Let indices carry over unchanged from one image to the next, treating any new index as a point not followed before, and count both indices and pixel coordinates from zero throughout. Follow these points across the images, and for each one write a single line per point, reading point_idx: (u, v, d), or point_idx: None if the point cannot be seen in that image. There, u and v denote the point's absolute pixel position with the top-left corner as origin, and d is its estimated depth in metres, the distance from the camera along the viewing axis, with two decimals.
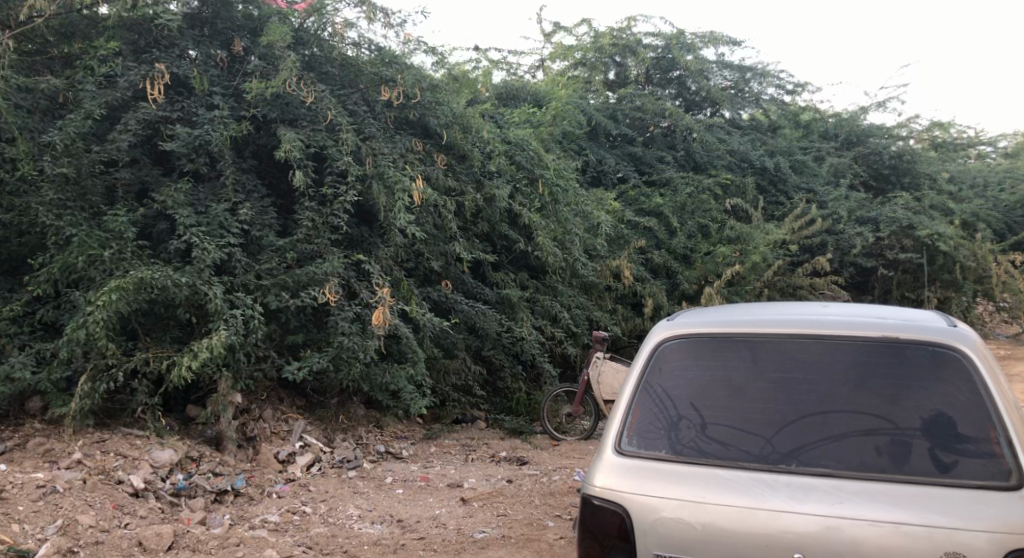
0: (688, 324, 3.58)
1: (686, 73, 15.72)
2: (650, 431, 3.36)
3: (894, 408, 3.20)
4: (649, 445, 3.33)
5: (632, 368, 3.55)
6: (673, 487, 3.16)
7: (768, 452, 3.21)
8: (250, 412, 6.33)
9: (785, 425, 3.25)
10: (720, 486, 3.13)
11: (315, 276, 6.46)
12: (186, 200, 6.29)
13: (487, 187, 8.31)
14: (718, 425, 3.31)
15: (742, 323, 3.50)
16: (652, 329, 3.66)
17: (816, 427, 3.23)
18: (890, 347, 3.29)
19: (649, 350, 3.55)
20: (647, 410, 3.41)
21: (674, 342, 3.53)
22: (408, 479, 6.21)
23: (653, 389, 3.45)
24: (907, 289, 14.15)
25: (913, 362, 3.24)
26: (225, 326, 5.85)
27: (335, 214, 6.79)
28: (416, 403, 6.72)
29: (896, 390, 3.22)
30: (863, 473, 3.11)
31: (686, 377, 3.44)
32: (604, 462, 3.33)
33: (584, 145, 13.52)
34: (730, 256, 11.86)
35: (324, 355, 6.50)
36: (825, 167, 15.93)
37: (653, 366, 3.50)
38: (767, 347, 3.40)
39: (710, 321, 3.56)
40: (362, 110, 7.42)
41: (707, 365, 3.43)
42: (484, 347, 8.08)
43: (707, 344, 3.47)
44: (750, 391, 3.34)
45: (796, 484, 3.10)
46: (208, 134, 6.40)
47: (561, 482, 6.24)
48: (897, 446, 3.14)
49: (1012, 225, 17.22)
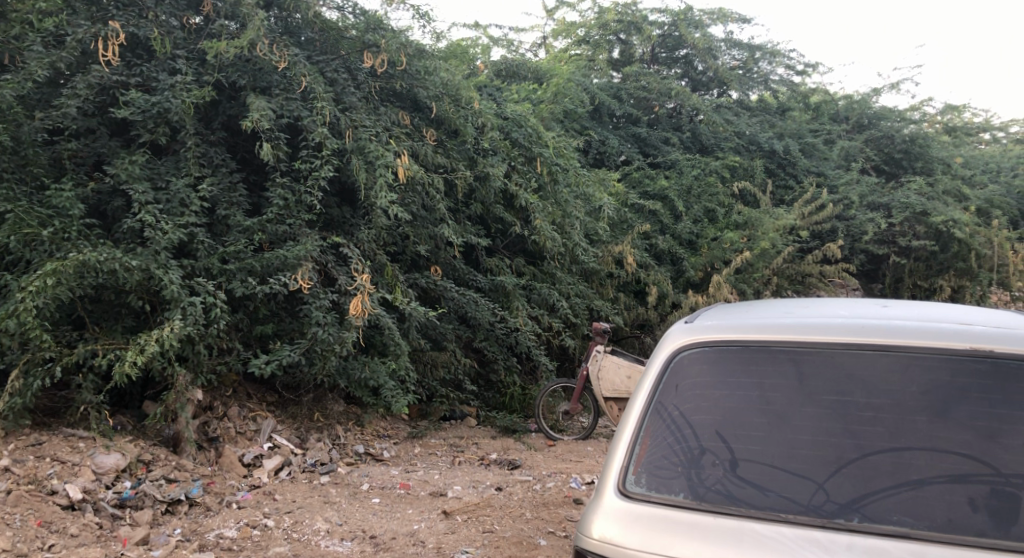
0: (711, 329, 2.99)
1: (694, 52, 15.03)
2: (666, 469, 2.77)
3: (990, 447, 2.60)
4: (662, 486, 2.74)
5: (642, 385, 2.96)
6: (700, 545, 2.58)
7: (822, 501, 2.62)
8: (213, 410, 5.78)
9: (842, 465, 2.66)
10: (756, 544, 2.56)
11: (286, 261, 5.83)
12: (144, 173, 5.66)
13: (481, 165, 7.69)
14: (757, 464, 2.71)
15: (780, 329, 2.91)
16: (665, 335, 3.07)
17: (880, 469, 2.64)
18: (979, 365, 2.69)
19: (663, 363, 2.97)
20: (661, 441, 2.83)
21: (695, 351, 2.94)
22: (387, 486, 5.60)
23: (669, 411, 2.86)
24: (920, 277, 13.49)
25: (1010, 385, 2.65)
26: (182, 316, 5.23)
27: (309, 191, 6.14)
28: (397, 401, 6.11)
29: (990, 422, 2.62)
30: (949, 532, 2.52)
31: (713, 397, 2.84)
32: (605, 507, 2.75)
33: (586, 125, 12.86)
34: (738, 242, 11.27)
35: (296, 348, 5.90)
36: (836, 151, 15.28)
37: (668, 383, 2.92)
38: (816, 361, 2.80)
39: (738, 326, 2.97)
40: (342, 79, 6.79)
41: (741, 383, 2.83)
42: (475, 338, 7.51)
43: (737, 354, 2.88)
44: (797, 419, 2.74)
45: (861, 547, 2.52)
46: (168, 101, 5.74)
47: (555, 490, 5.64)
48: (996, 498, 2.55)
49: None
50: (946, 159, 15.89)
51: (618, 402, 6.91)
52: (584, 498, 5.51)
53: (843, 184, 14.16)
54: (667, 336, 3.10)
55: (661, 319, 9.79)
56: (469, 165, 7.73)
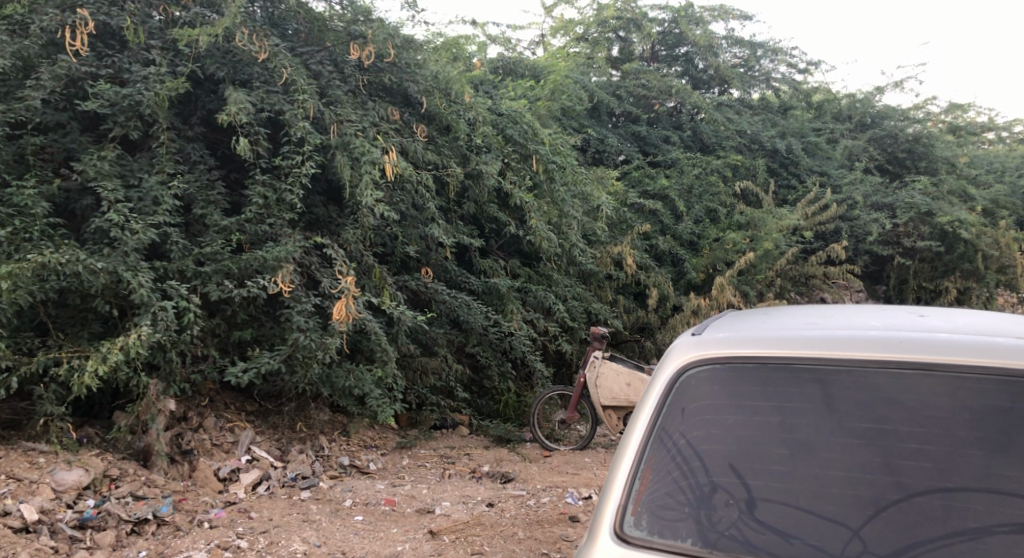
0: (721, 343, 2.73)
1: (694, 49, 14.70)
2: (671, 509, 2.54)
3: None
4: (668, 529, 2.52)
5: (643, 408, 2.72)
6: None
7: (857, 550, 2.39)
8: (187, 421, 5.48)
9: (880, 506, 2.42)
10: None
11: (266, 263, 5.50)
12: (115, 170, 5.34)
13: (474, 162, 7.37)
14: (781, 504, 2.48)
15: (800, 344, 2.66)
16: (672, 348, 2.82)
17: (928, 512, 2.40)
18: None
19: (669, 382, 2.71)
20: (666, 473, 2.59)
21: (703, 368, 2.70)
22: (370, 502, 5.27)
23: (676, 437, 2.62)
24: (925, 279, 13.15)
25: None
26: (151, 322, 4.91)
27: (289, 189, 5.81)
28: (383, 411, 5.79)
29: None
30: None
31: (728, 425, 2.59)
32: (600, 552, 2.53)
33: (585, 123, 12.52)
34: (741, 244, 10.96)
35: (276, 355, 5.57)
36: (840, 150, 14.96)
37: (673, 405, 2.67)
38: (846, 384, 2.56)
39: (750, 339, 2.72)
40: (326, 72, 6.46)
41: (761, 409, 2.59)
42: (468, 343, 7.17)
43: (752, 372, 2.64)
44: (824, 452, 2.51)
45: None
46: (139, 94, 5.42)
47: (550, 506, 5.32)
48: None
49: None
50: (951, 158, 15.56)
51: (617, 410, 6.62)
52: (580, 515, 5.18)
53: (847, 183, 13.84)
54: (671, 348, 2.84)
55: (661, 323, 9.47)
56: (461, 163, 7.41)
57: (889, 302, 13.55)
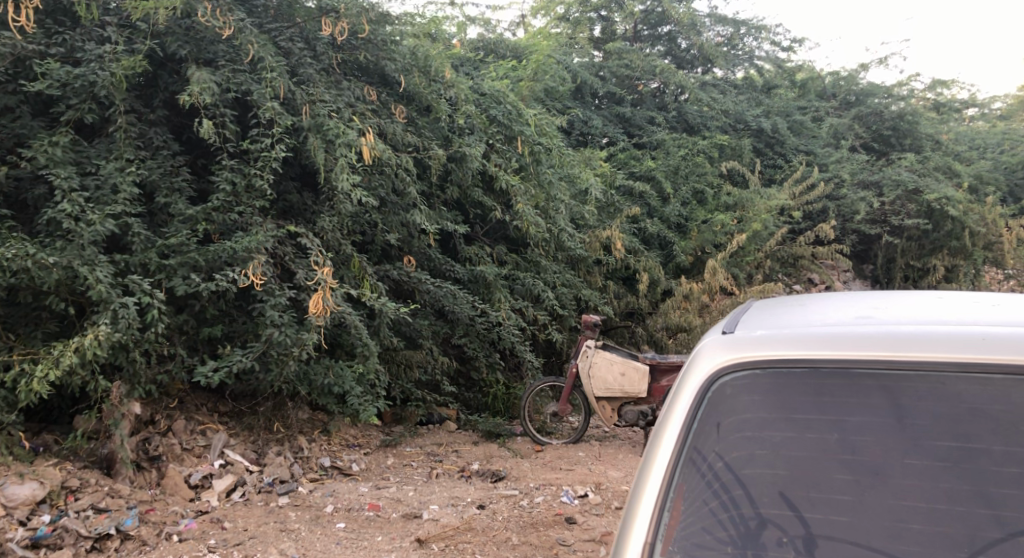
0: (759, 344, 2.58)
1: (677, 29, 14.34)
2: (722, 540, 2.40)
3: None
4: None
5: (678, 423, 2.56)
6: None
7: None
8: (154, 425, 5.14)
9: (977, 546, 2.30)
10: None
11: (235, 254, 5.14)
12: (69, 157, 4.97)
13: (457, 144, 7.02)
14: (849, 537, 2.35)
15: (851, 344, 2.52)
16: (702, 353, 2.66)
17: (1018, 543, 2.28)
18: None
19: (705, 394, 2.56)
20: (701, 499, 2.45)
21: (741, 375, 2.55)
22: (353, 508, 4.93)
23: (715, 457, 2.48)
24: (912, 258, 12.79)
25: None
26: (110, 321, 4.54)
27: (259, 174, 5.43)
28: (365, 409, 5.45)
29: None
30: None
31: (780, 445, 2.46)
32: None
33: (569, 104, 12.15)
34: (729, 225, 10.67)
35: (249, 353, 5.22)
36: (825, 128, 14.69)
37: (709, 418, 2.53)
38: (908, 395, 2.43)
39: (792, 339, 2.57)
40: (297, 48, 6.07)
41: (817, 427, 2.45)
42: (454, 335, 6.84)
43: (799, 381, 2.50)
44: (892, 477, 2.38)
45: None
46: (93, 73, 5.03)
47: (544, 507, 5.00)
48: None
49: (1014, 188, 16.10)
50: (935, 135, 15.30)
51: (611, 401, 6.31)
52: (577, 517, 4.87)
53: (833, 162, 13.70)
54: (699, 350, 2.69)
55: (651, 308, 9.17)
56: (443, 145, 7.06)
57: (877, 282, 13.30)
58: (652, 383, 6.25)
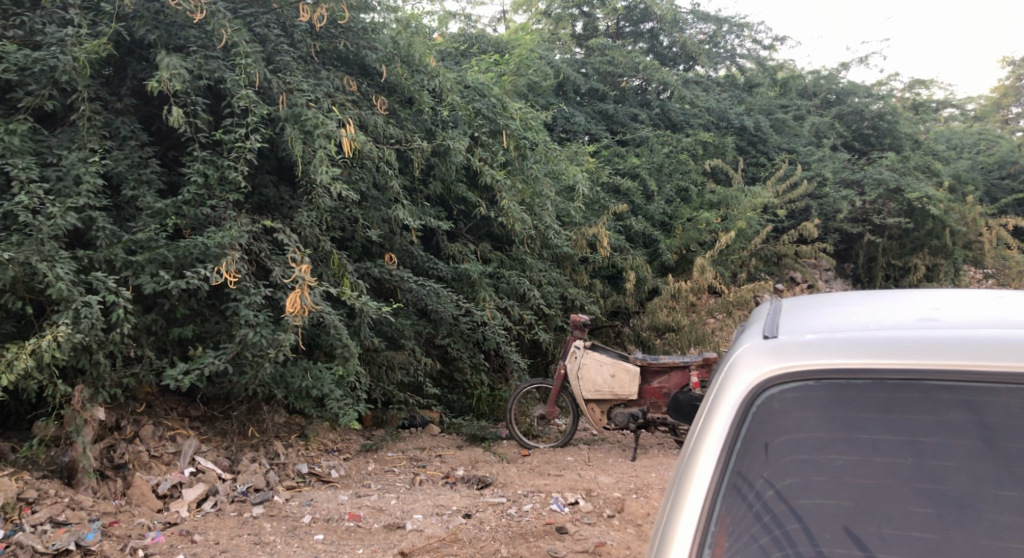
0: (809, 352, 2.37)
1: (660, 26, 14.15)
2: None
3: None
4: None
5: (721, 442, 2.35)
6: None
7: None
8: (120, 431, 4.88)
9: None
10: None
11: (207, 250, 4.86)
12: (28, 146, 4.68)
13: (440, 137, 6.76)
14: None
15: (921, 351, 2.31)
16: (740, 359, 2.44)
17: None
18: None
19: (751, 409, 2.36)
20: (747, 532, 2.27)
21: (790, 388, 2.35)
22: (333, 517, 4.67)
23: (764, 484, 2.30)
24: (893, 256, 12.65)
25: None
26: (70, 321, 4.29)
27: (232, 165, 5.15)
28: (345, 414, 5.18)
29: None
30: None
31: (844, 470, 2.29)
32: None
33: (551, 100, 11.90)
34: (714, 223, 10.48)
35: (222, 354, 4.95)
36: (807, 127, 14.55)
37: (755, 439, 2.34)
38: (985, 412, 2.24)
39: (849, 345, 2.36)
40: (273, 35, 5.78)
41: (887, 451, 2.28)
42: (438, 335, 6.58)
43: (862, 395, 2.31)
44: (975, 505, 2.21)
45: None
46: (55, 58, 4.74)
47: (534, 516, 4.76)
48: None
49: (992, 188, 16.05)
50: (915, 135, 15.20)
51: (601, 404, 6.09)
52: (569, 526, 4.63)
53: (816, 160, 13.49)
54: (736, 357, 2.47)
55: (637, 307, 8.95)
56: (427, 138, 6.79)
57: (858, 281, 13.19)
58: (642, 385, 6.05)
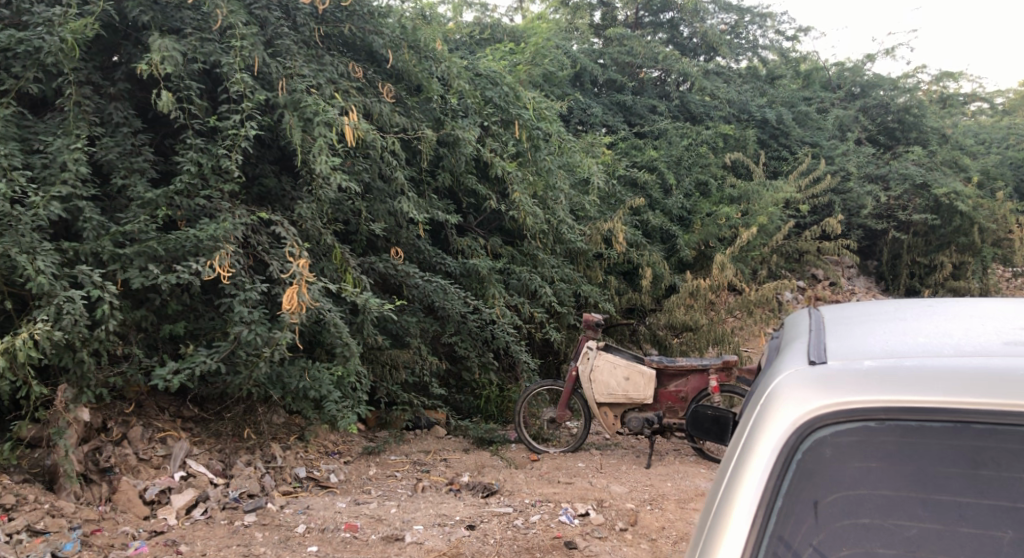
0: (871, 388, 2.15)
1: (680, 16, 13.80)
2: None
3: None
4: None
5: (764, 499, 2.14)
6: None
7: None
8: (107, 433, 4.65)
9: None
10: None
11: (200, 243, 4.59)
12: (13, 132, 4.45)
13: (449, 126, 6.48)
14: None
15: (1013, 389, 2.08)
16: (779, 393, 2.21)
17: None
18: None
19: (796, 457, 2.15)
20: None
21: (846, 433, 2.14)
22: (328, 528, 4.40)
23: (813, 554, 2.10)
24: (918, 254, 12.27)
25: None
26: (47, 318, 4.05)
27: (227, 154, 4.88)
28: (345, 418, 4.93)
29: None
30: None
31: (915, 538, 2.09)
32: None
33: (567, 90, 11.58)
34: (734, 218, 10.16)
35: (214, 353, 4.69)
36: (832, 120, 14.14)
37: (803, 496, 2.13)
38: None
39: (920, 380, 2.14)
40: (273, 16, 5.50)
41: (971, 518, 2.08)
42: (445, 333, 6.32)
43: (937, 447, 2.11)
44: None
45: None
46: (40, 39, 4.50)
47: (542, 529, 4.48)
48: None
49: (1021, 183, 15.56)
50: (942, 129, 14.76)
51: (614, 408, 5.80)
52: (578, 541, 4.36)
53: (839, 154, 13.11)
54: (778, 387, 2.23)
55: (653, 304, 8.64)
56: (435, 127, 6.51)
57: (883, 278, 12.79)
58: (658, 389, 5.78)
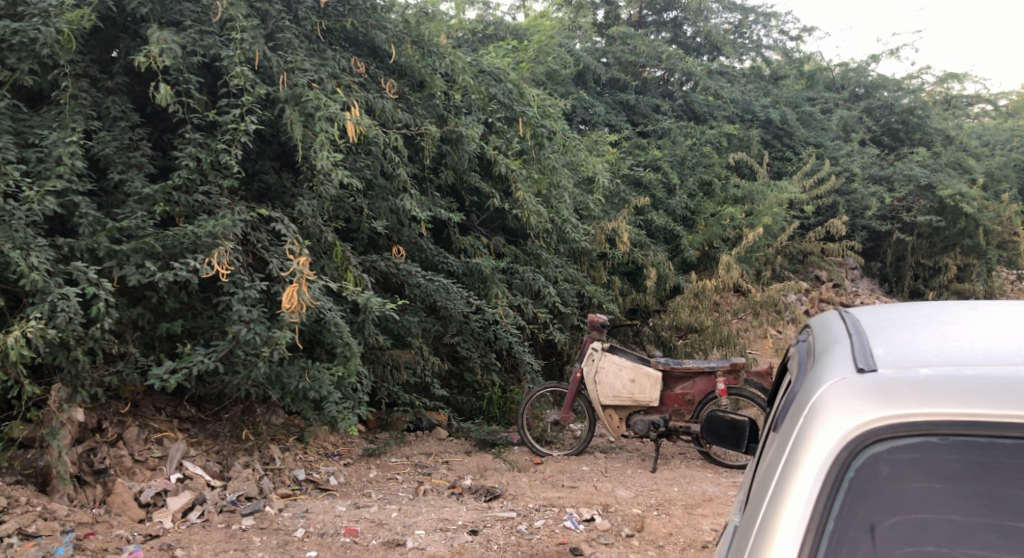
0: (931, 402, 2.07)
1: (684, 15, 13.70)
2: None
3: None
4: None
5: (817, 521, 2.08)
6: None
7: None
8: (102, 433, 4.55)
9: None
10: None
11: (198, 239, 4.49)
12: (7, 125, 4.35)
13: (453, 123, 6.37)
14: None
15: None
16: (830, 405, 2.12)
17: None
18: None
19: (851, 477, 2.08)
20: None
21: (905, 452, 2.07)
22: (328, 532, 4.30)
23: None
24: (923, 256, 12.17)
25: None
26: (40, 315, 3.95)
27: (226, 149, 4.78)
28: (346, 419, 4.83)
29: None
30: None
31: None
32: None
33: (570, 88, 11.47)
34: (738, 218, 10.06)
35: (212, 353, 4.59)
36: (836, 120, 14.03)
37: (858, 520, 2.07)
38: None
39: (983, 394, 2.06)
40: (274, 9, 5.39)
41: None
42: (447, 333, 6.21)
43: (1003, 467, 2.04)
44: None
45: None
46: (36, 30, 4.39)
47: (546, 534, 4.38)
48: None
49: None
50: (947, 130, 14.65)
51: (619, 410, 5.69)
52: (583, 547, 4.26)
53: (844, 155, 13.00)
54: (827, 398, 2.14)
55: (657, 305, 8.53)
56: (439, 124, 6.41)
57: (887, 280, 12.69)
58: (664, 391, 5.68)
